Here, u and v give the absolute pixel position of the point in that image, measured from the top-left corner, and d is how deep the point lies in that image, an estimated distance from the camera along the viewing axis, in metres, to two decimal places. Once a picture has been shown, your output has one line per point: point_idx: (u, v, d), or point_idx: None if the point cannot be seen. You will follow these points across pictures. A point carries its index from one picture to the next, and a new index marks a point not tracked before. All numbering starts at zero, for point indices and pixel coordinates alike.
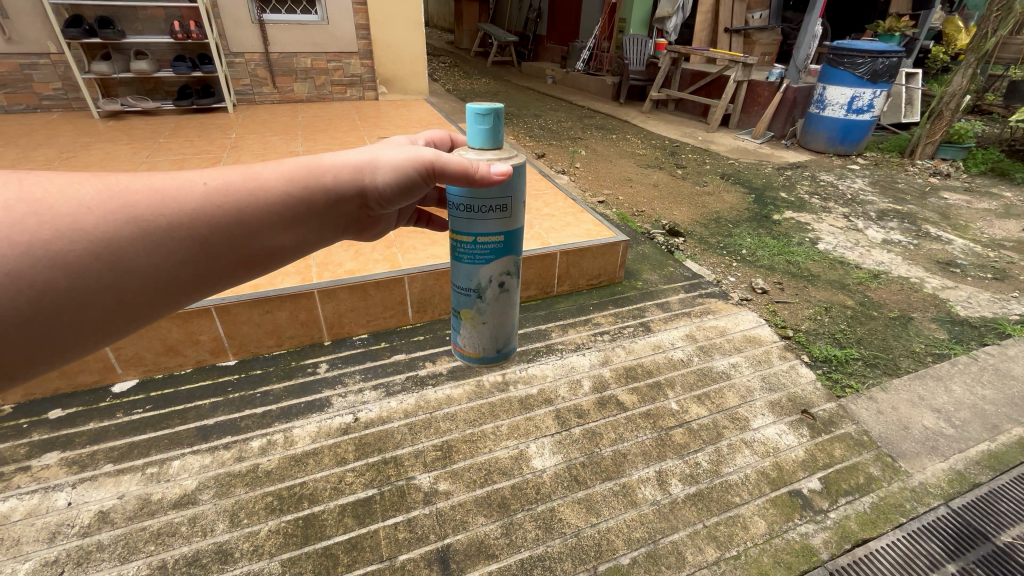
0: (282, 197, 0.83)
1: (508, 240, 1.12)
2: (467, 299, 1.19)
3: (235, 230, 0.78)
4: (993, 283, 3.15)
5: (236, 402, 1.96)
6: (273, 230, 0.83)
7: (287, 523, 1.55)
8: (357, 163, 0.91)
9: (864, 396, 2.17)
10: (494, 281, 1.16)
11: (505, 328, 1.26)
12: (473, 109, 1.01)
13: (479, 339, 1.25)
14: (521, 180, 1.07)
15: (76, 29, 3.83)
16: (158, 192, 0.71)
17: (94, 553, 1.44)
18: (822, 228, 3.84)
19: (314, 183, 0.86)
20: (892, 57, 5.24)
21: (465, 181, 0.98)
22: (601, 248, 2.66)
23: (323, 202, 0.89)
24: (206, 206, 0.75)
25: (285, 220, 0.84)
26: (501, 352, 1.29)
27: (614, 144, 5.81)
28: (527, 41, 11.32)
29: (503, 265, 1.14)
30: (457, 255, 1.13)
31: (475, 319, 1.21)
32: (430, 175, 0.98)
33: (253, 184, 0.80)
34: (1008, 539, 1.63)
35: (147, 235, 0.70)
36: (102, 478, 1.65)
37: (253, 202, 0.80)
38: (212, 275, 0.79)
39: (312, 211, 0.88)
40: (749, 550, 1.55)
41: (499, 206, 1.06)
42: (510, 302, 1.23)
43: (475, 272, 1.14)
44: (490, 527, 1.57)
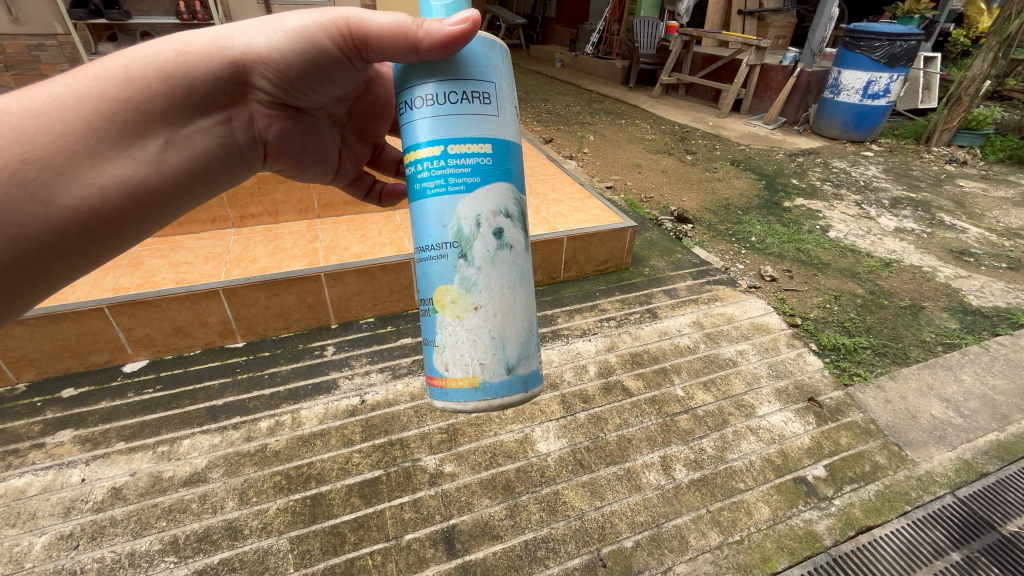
0: (97, 110, 0.78)
1: (487, 152, 0.92)
2: (445, 265, 0.93)
3: (44, 166, 0.74)
4: (1008, 272, 3.09)
5: (244, 382, 1.99)
6: (100, 156, 0.79)
7: (295, 502, 1.57)
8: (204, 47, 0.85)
9: (872, 384, 2.15)
10: (482, 225, 0.92)
11: (509, 323, 0.96)
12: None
13: (468, 343, 0.94)
14: (497, 60, 0.95)
15: (82, 9, 3.82)
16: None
17: (107, 527, 1.48)
18: (833, 215, 3.78)
19: (137, 84, 0.81)
20: (911, 40, 5.10)
21: (406, 49, 0.91)
22: (608, 234, 2.64)
23: (166, 108, 0.84)
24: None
25: (108, 136, 0.79)
26: (510, 372, 0.96)
27: (623, 129, 5.73)
28: (536, 24, 11.14)
29: (489, 197, 0.92)
30: (425, 187, 0.92)
31: (464, 300, 0.94)
32: (324, 36, 0.92)
33: (53, 102, 0.76)
34: (1014, 529, 1.62)
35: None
36: (113, 456, 1.68)
37: (54, 124, 0.75)
38: (39, 230, 0.76)
39: (154, 124, 0.83)
40: (752, 535, 1.56)
41: (467, 97, 0.90)
42: (510, 271, 0.96)
43: (452, 212, 0.92)
44: (495, 509, 1.59)
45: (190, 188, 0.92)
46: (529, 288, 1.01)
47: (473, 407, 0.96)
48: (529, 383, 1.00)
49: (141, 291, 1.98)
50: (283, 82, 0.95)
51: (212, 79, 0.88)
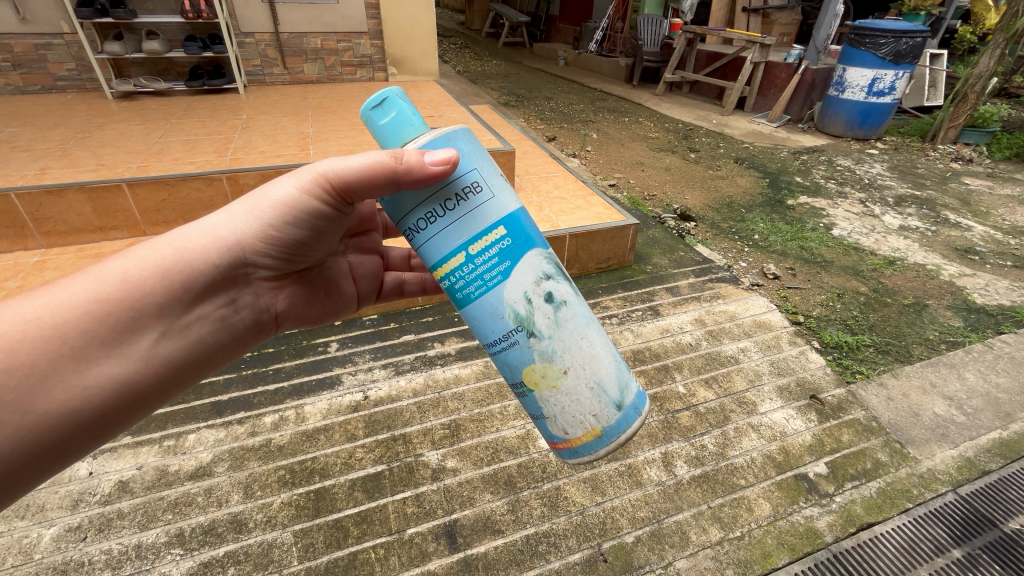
0: (89, 314, 0.81)
1: (509, 233, 0.92)
2: (520, 349, 0.95)
3: (27, 374, 0.76)
4: (1013, 270, 3.08)
5: (248, 378, 2.00)
6: (89, 357, 0.81)
7: (299, 496, 1.59)
8: (206, 234, 0.93)
9: (874, 382, 2.15)
10: (533, 299, 0.92)
11: (601, 367, 0.97)
12: (368, 107, 0.91)
13: (575, 402, 0.96)
14: (475, 149, 0.94)
15: (89, 8, 3.84)
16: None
17: (114, 520, 1.50)
18: (837, 213, 3.77)
19: (133, 282, 0.85)
20: (917, 38, 5.07)
21: (383, 180, 0.90)
22: (610, 231, 2.64)
23: (163, 301, 0.88)
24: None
25: (96, 332, 0.82)
26: (623, 408, 0.98)
27: (626, 127, 5.72)
28: (539, 21, 11.12)
29: (530, 269, 0.92)
30: (469, 293, 0.93)
31: (553, 370, 0.95)
32: (310, 200, 0.98)
33: (45, 306, 0.79)
34: (1016, 526, 1.62)
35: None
36: (121, 450, 1.71)
37: (44, 326, 0.78)
38: (10, 438, 0.75)
39: (149, 322, 0.87)
40: (752, 531, 1.57)
41: (465, 195, 0.90)
42: (579, 321, 0.96)
43: (504, 301, 0.92)
44: (497, 503, 1.60)
45: (181, 375, 0.94)
46: (598, 323, 1.00)
47: (605, 452, 0.99)
48: (639, 405, 1.01)
49: None
50: (279, 248, 1.02)
51: (212, 264, 0.93)
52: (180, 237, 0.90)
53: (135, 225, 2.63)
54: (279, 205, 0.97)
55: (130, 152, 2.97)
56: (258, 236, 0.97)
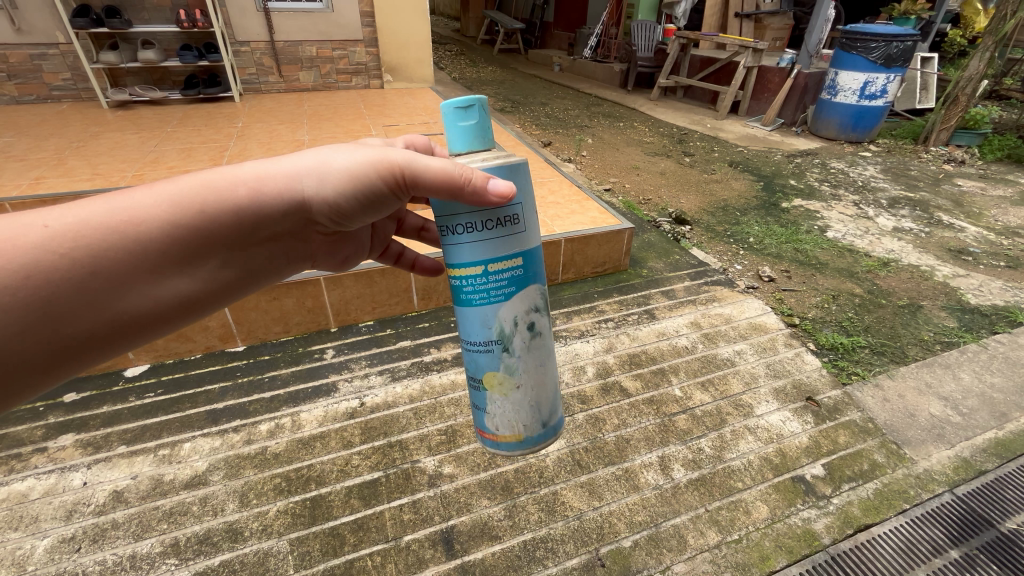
0: (167, 234, 0.81)
1: (525, 264, 0.99)
2: (491, 357, 1.03)
3: (107, 278, 0.78)
4: (1006, 270, 3.10)
5: (244, 386, 2.00)
6: (161, 273, 0.82)
7: (295, 504, 1.58)
8: (282, 177, 0.90)
9: (870, 383, 2.16)
10: (519, 324, 1.01)
11: (545, 391, 1.10)
12: (455, 106, 0.95)
13: (514, 412, 1.08)
14: (527, 182, 0.98)
15: (83, 18, 3.85)
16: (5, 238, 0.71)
17: (109, 530, 1.49)
18: (831, 216, 3.79)
19: (211, 213, 0.84)
20: (907, 41, 5.12)
21: (446, 189, 0.89)
22: (606, 235, 2.65)
23: (233, 232, 0.87)
24: (56, 254, 0.73)
25: (169, 258, 0.82)
26: (546, 426, 1.13)
27: (621, 132, 5.75)
28: (534, 28, 11.18)
29: (527, 299, 1.01)
30: (470, 298, 0.99)
31: (508, 383, 1.05)
32: (379, 177, 0.93)
33: (129, 216, 0.79)
34: (1013, 526, 1.62)
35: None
36: (115, 460, 1.69)
37: (126, 241, 0.78)
38: (84, 330, 0.78)
39: (219, 249, 0.87)
40: (750, 534, 1.57)
41: (506, 220, 0.95)
42: (543, 352, 1.08)
43: (495, 317, 0.99)
44: (494, 509, 1.60)
45: (232, 301, 0.96)
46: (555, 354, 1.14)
47: (519, 453, 1.13)
48: (559, 425, 1.17)
49: None
50: (340, 215, 0.98)
51: (278, 212, 0.91)
52: (255, 179, 0.87)
53: None
54: (354, 172, 0.92)
55: (126, 160, 2.97)
56: (324, 195, 0.93)
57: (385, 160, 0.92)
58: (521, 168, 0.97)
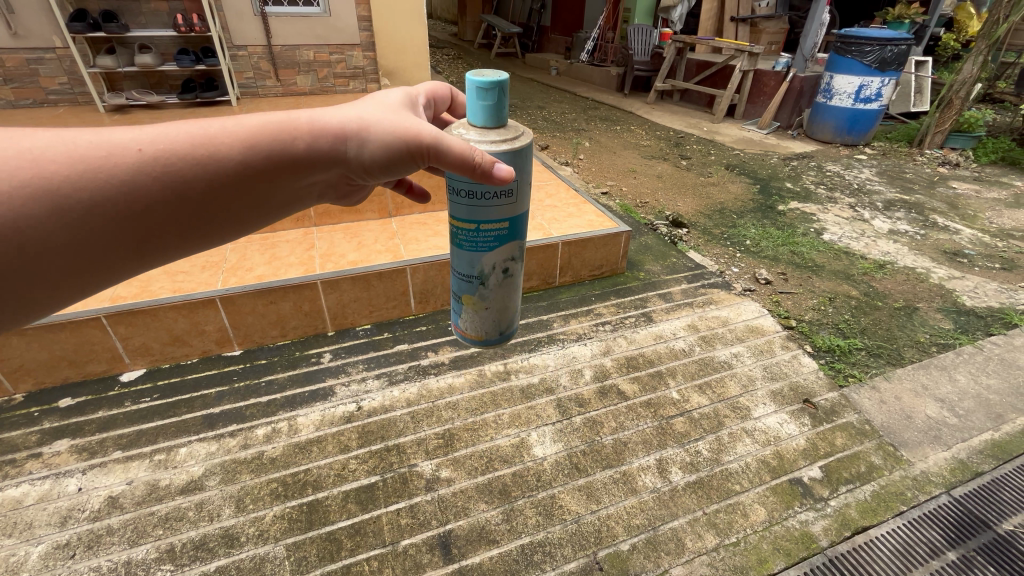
0: (220, 177, 0.78)
1: (511, 227, 1.09)
2: (468, 285, 1.17)
3: (161, 208, 0.75)
4: (1001, 272, 3.12)
5: (240, 390, 1.99)
6: (208, 211, 0.80)
7: (291, 509, 1.57)
8: (332, 132, 0.87)
9: (867, 386, 2.16)
10: (496, 268, 1.14)
11: (508, 312, 1.25)
12: (475, 83, 0.97)
13: (480, 323, 1.24)
14: (526, 164, 1.04)
15: (80, 23, 3.86)
16: (100, 153, 0.71)
17: (104, 536, 1.48)
18: (828, 218, 3.80)
19: (276, 160, 0.83)
20: (901, 45, 5.16)
21: (464, 169, 0.93)
22: (603, 239, 2.66)
23: (281, 178, 0.85)
24: (141, 175, 0.72)
25: (231, 198, 0.81)
26: (504, 334, 1.29)
27: (618, 135, 5.77)
28: (531, 32, 11.22)
29: (507, 252, 1.12)
30: (460, 242, 1.10)
31: (478, 306, 1.20)
32: (409, 150, 0.92)
33: (195, 148, 0.76)
34: (1010, 527, 1.63)
35: (66, 212, 0.69)
36: (110, 465, 1.69)
37: (199, 176, 0.76)
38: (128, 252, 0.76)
39: (264, 195, 0.85)
40: (748, 537, 1.56)
41: (502, 193, 1.02)
42: (513, 289, 1.22)
43: (477, 260, 1.12)
44: (491, 513, 1.59)
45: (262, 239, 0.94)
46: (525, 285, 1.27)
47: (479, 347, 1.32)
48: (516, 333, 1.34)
49: (138, 301, 1.99)
50: (371, 177, 0.97)
51: (323, 167, 0.89)
52: (304, 128, 0.85)
53: None
54: (389, 139, 0.91)
55: None
56: (358, 156, 0.91)
57: (417, 134, 0.91)
58: (525, 152, 1.03)
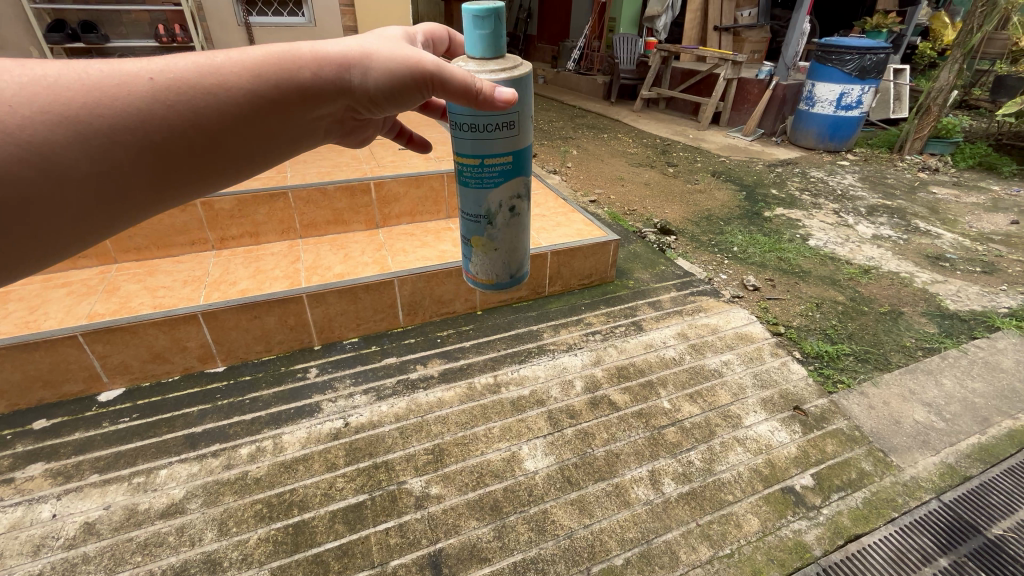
0: (238, 104, 0.77)
1: (516, 161, 1.07)
2: (477, 226, 1.15)
3: (181, 137, 0.74)
4: (982, 276, 3.17)
5: (224, 409, 1.94)
6: (224, 141, 0.79)
7: (276, 531, 1.53)
8: (337, 61, 0.85)
9: (855, 391, 2.17)
10: (503, 205, 1.12)
11: (517, 254, 1.23)
12: (471, 12, 0.94)
13: (490, 266, 1.22)
14: (527, 94, 1.03)
15: (59, 35, 3.82)
16: (113, 81, 0.69)
17: (79, 565, 1.42)
18: (813, 224, 3.85)
19: (286, 90, 0.81)
20: (881, 54, 5.25)
21: (466, 96, 0.93)
22: (592, 248, 2.65)
23: (291, 107, 0.83)
24: (156, 104, 0.71)
25: (244, 132, 0.80)
26: (515, 279, 1.27)
27: (606, 143, 5.81)
28: (517, 41, 11.30)
29: (513, 187, 1.11)
30: (466, 181, 1.09)
31: (488, 247, 1.18)
32: (414, 79, 0.91)
33: (208, 74, 0.74)
34: (999, 532, 1.63)
35: (87, 138, 0.67)
36: (87, 489, 1.63)
37: (211, 106, 0.75)
38: (152, 184, 0.75)
39: (278, 124, 0.84)
40: (742, 548, 1.55)
41: (505, 124, 1.01)
42: (521, 228, 1.20)
43: (484, 197, 1.10)
44: (483, 530, 1.56)
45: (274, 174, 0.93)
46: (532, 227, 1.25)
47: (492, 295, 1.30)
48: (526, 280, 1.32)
49: (118, 318, 1.94)
50: (376, 109, 0.95)
51: (331, 98, 0.87)
52: (311, 59, 0.82)
53: (106, 253, 2.35)
54: (394, 70, 0.89)
55: None
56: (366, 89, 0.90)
57: (420, 62, 0.89)
58: (524, 82, 1.02)
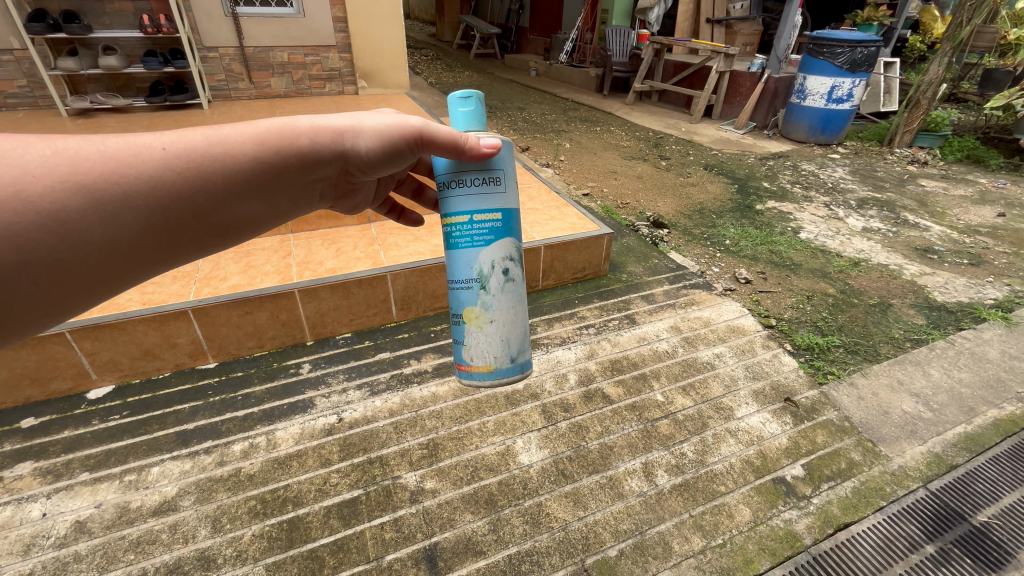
0: (245, 171, 0.79)
1: (504, 219, 1.12)
2: (470, 293, 1.15)
3: (189, 203, 0.75)
4: (969, 268, 3.22)
5: (216, 405, 1.93)
6: (228, 206, 0.80)
7: (271, 527, 1.52)
8: (333, 130, 0.88)
9: (845, 382, 2.20)
10: (495, 268, 1.13)
11: (514, 330, 1.20)
12: (456, 95, 1.06)
13: (486, 342, 1.18)
14: (510, 157, 1.12)
15: (39, 24, 3.71)
16: (126, 152, 0.69)
17: (71, 563, 1.41)
18: (803, 217, 3.88)
19: (289, 159, 0.84)
20: (871, 47, 5.26)
21: (453, 151, 1.00)
22: (585, 241, 2.65)
23: (292, 173, 0.86)
24: (169, 173, 0.72)
25: (250, 197, 0.82)
26: (515, 363, 1.22)
27: (598, 137, 5.79)
28: (510, 33, 11.22)
29: (504, 247, 1.13)
30: (456, 242, 1.12)
31: (482, 318, 1.16)
32: (404, 141, 0.96)
33: (217, 143, 0.76)
34: (984, 519, 1.67)
35: (99, 207, 0.67)
36: (77, 487, 1.61)
37: (220, 173, 0.77)
38: (156, 248, 0.75)
39: (279, 188, 0.85)
40: (734, 537, 1.57)
41: (490, 179, 1.08)
42: (515, 297, 1.19)
43: (475, 258, 1.12)
44: (478, 523, 1.57)
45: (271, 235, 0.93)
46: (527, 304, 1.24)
47: (491, 385, 1.22)
48: (527, 367, 1.26)
49: (106, 314, 1.91)
50: (368, 170, 0.99)
51: (327, 163, 0.90)
52: (312, 133, 0.86)
53: None
54: (387, 137, 0.94)
55: None
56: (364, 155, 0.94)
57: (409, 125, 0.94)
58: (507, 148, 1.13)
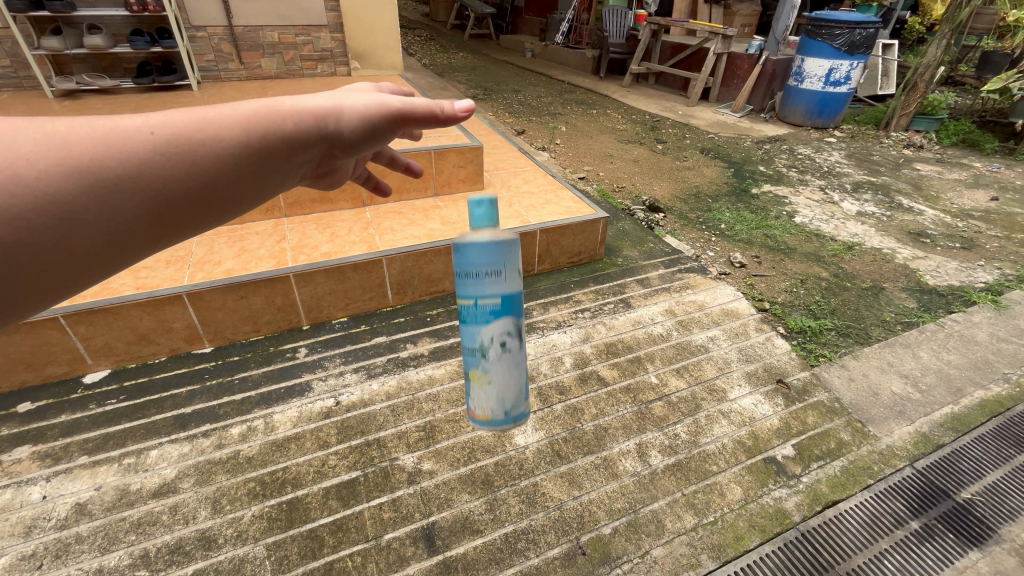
0: (216, 161, 0.66)
1: (505, 302, 1.06)
2: (470, 354, 1.11)
3: (143, 201, 0.61)
4: (961, 251, 3.24)
5: (213, 388, 1.93)
6: (197, 202, 0.67)
7: (271, 508, 1.55)
8: (314, 110, 0.74)
9: (837, 364, 2.24)
10: (492, 341, 1.09)
11: (511, 391, 1.15)
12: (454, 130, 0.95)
13: (482, 399, 1.13)
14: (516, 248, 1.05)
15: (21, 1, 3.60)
16: (57, 139, 0.56)
17: (72, 545, 1.43)
18: (799, 201, 3.88)
19: (276, 143, 0.71)
20: (870, 28, 5.20)
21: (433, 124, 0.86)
22: (581, 225, 2.65)
23: (275, 160, 0.72)
24: (112, 167, 0.59)
25: (220, 191, 0.68)
26: (510, 416, 1.16)
27: (594, 120, 5.74)
28: (505, 13, 11.01)
29: (502, 324, 1.07)
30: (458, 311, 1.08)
31: (480, 379, 1.12)
32: (389, 119, 0.82)
33: (172, 128, 0.62)
34: (967, 496, 1.71)
35: (22, 208, 0.54)
36: (76, 471, 1.62)
37: (179, 166, 0.63)
38: (103, 253, 0.62)
39: (260, 180, 0.72)
40: (725, 515, 1.61)
41: (493, 270, 1.03)
42: (515, 363, 1.13)
43: (474, 327, 1.08)
44: (475, 503, 1.60)
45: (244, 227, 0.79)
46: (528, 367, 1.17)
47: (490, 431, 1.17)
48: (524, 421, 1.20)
49: (100, 298, 1.90)
50: (354, 151, 0.85)
51: (312, 148, 0.77)
52: (296, 111, 0.72)
53: None
54: (376, 113, 0.81)
55: None
56: (349, 137, 0.80)
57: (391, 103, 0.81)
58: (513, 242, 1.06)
